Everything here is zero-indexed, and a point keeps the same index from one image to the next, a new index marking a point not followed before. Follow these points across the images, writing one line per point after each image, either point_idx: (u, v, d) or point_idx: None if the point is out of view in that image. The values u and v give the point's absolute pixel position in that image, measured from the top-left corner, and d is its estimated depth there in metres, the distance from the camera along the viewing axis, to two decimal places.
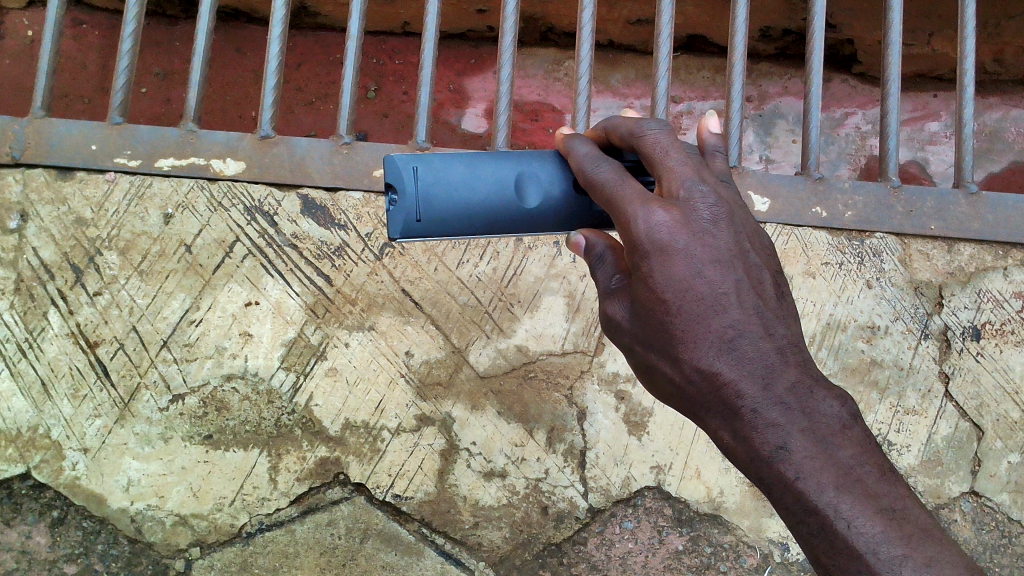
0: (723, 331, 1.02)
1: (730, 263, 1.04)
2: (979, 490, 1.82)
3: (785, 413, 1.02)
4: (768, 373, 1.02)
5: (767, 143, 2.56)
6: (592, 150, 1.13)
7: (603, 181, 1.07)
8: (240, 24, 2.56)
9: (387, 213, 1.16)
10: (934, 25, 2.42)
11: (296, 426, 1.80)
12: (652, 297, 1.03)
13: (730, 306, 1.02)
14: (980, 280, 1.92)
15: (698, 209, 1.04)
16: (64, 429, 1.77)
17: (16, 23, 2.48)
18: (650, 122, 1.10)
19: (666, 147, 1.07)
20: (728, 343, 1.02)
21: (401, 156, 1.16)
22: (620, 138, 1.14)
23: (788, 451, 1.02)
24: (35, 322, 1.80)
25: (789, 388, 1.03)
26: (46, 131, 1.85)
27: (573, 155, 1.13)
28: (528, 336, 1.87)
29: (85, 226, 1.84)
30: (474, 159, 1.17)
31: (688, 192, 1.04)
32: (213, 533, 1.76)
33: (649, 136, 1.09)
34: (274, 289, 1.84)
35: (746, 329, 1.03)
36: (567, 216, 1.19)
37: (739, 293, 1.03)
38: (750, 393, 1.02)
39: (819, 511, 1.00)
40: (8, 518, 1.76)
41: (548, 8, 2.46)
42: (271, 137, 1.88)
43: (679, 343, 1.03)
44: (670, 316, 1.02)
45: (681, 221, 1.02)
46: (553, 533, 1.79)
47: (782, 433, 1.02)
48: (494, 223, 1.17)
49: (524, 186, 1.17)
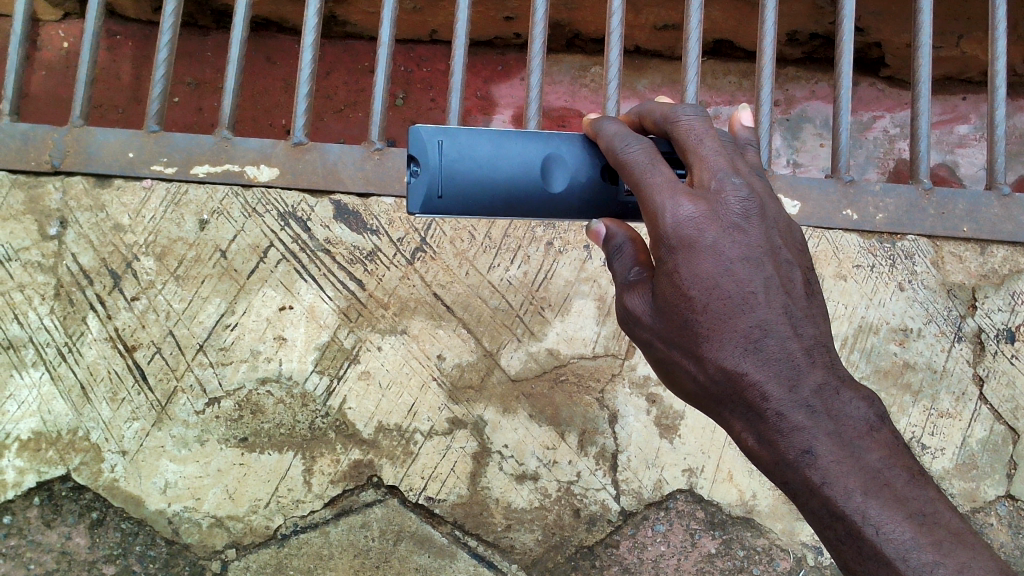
0: (749, 330, 1.03)
1: (759, 261, 1.05)
2: (1014, 493, 1.81)
3: (811, 417, 1.03)
4: (794, 376, 1.03)
5: (794, 147, 2.56)
6: (622, 128, 1.14)
7: (632, 162, 1.08)
8: (271, 33, 2.59)
9: (409, 186, 1.18)
10: (963, 27, 2.41)
11: (330, 429, 1.81)
12: (676, 292, 1.04)
13: (758, 305, 1.03)
14: (1014, 282, 1.91)
15: (729, 202, 1.05)
16: (103, 432, 1.80)
17: (52, 35, 2.53)
18: (685, 108, 1.12)
19: (699, 134, 1.09)
20: (754, 343, 1.03)
21: (428, 128, 1.17)
22: (653, 124, 1.15)
23: (813, 456, 1.02)
24: (75, 327, 1.83)
25: (814, 390, 1.03)
26: (85, 140, 1.88)
27: (603, 133, 1.14)
28: (559, 340, 1.87)
29: (122, 232, 1.87)
30: (502, 136, 1.18)
31: (719, 182, 1.05)
32: (249, 535, 1.78)
33: (683, 122, 1.10)
34: (308, 293, 1.86)
35: (772, 329, 1.03)
36: (589, 202, 1.20)
37: (768, 292, 1.04)
38: (775, 395, 1.02)
39: (847, 517, 1.00)
40: (48, 519, 1.79)
41: (574, 15, 2.48)
42: (304, 144, 1.91)
43: (703, 341, 1.04)
44: (696, 313, 1.03)
45: (710, 215, 1.03)
46: (586, 536, 1.80)
47: (807, 437, 1.02)
48: (515, 204, 1.18)
49: (549, 167, 1.18)
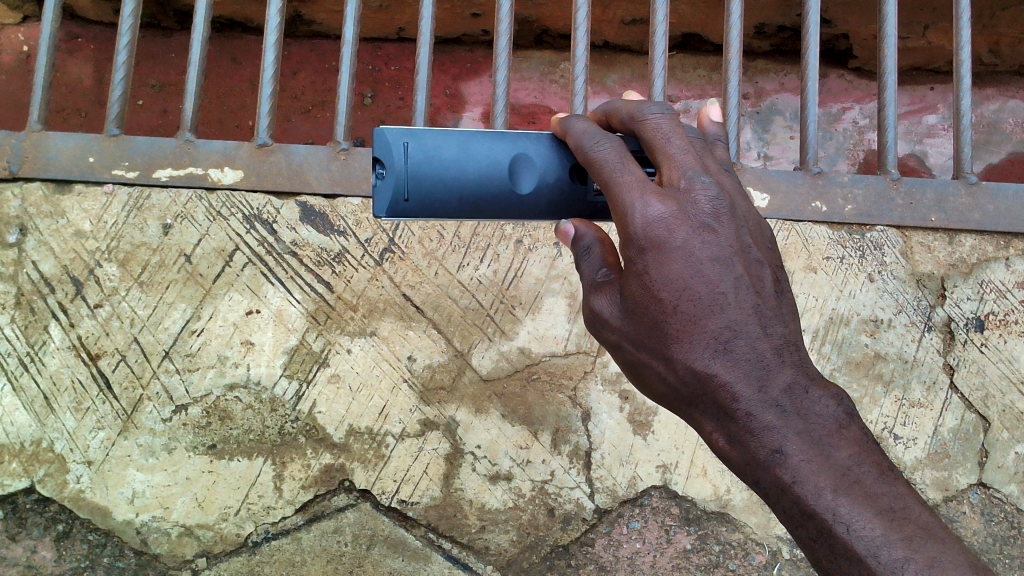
0: (718, 331, 1.02)
1: (729, 261, 1.04)
2: (986, 481, 1.81)
3: (781, 416, 1.02)
4: (763, 376, 1.02)
5: (765, 139, 2.56)
6: (591, 126, 1.12)
7: (602, 160, 1.06)
8: (236, 33, 2.56)
9: (374, 189, 1.15)
10: (929, 17, 2.42)
11: (300, 433, 1.79)
12: (646, 293, 1.03)
13: (727, 306, 1.02)
14: (982, 271, 1.90)
15: (699, 201, 1.03)
16: (68, 443, 1.77)
17: (11, 38, 2.48)
18: (651, 106, 1.10)
19: (667, 133, 1.07)
20: (723, 344, 1.02)
21: (393, 129, 1.15)
22: (620, 122, 1.13)
23: (783, 455, 1.01)
24: (37, 336, 1.80)
25: (784, 389, 1.03)
26: (43, 144, 1.84)
27: (572, 131, 1.12)
28: (530, 338, 1.86)
29: (84, 238, 1.84)
30: (469, 136, 1.16)
31: (688, 182, 1.04)
32: (220, 543, 1.76)
33: (650, 120, 1.09)
34: (275, 297, 1.84)
35: (742, 330, 1.02)
36: (559, 202, 1.19)
37: (737, 292, 1.03)
38: (745, 395, 1.02)
39: (817, 516, 0.99)
40: (13, 533, 1.76)
41: (542, 11, 2.46)
42: (268, 145, 1.87)
43: (673, 343, 1.03)
44: (666, 315, 1.02)
45: (679, 215, 1.02)
46: (561, 535, 1.79)
47: (777, 437, 1.01)
48: (483, 206, 1.16)
49: (517, 168, 1.16)
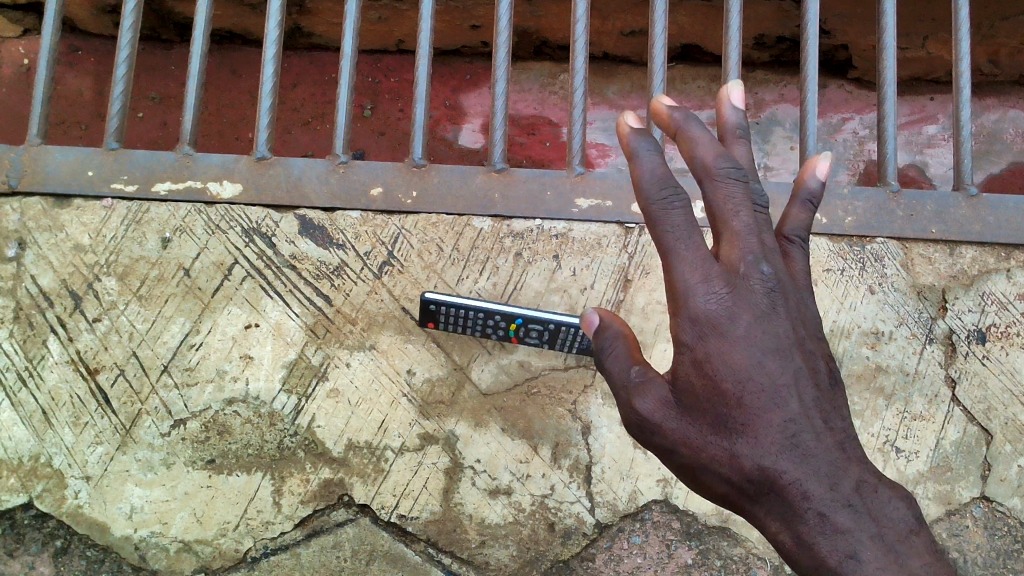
0: (783, 426, 0.98)
1: (789, 352, 1.02)
2: (989, 495, 1.80)
3: (853, 517, 0.96)
4: (834, 474, 0.97)
5: (765, 150, 2.56)
6: (661, 165, 1.05)
7: (670, 226, 1.03)
8: (235, 46, 2.56)
9: None
10: (928, 28, 2.42)
11: (299, 448, 1.78)
12: (708, 386, 1.02)
13: (790, 399, 0.99)
14: (983, 283, 1.89)
15: (755, 288, 1.03)
16: (66, 458, 1.76)
17: (12, 51, 2.48)
18: (726, 165, 1.05)
19: (736, 203, 1.04)
20: (790, 440, 0.98)
21: None
22: (687, 160, 1.08)
23: (858, 562, 0.94)
24: (35, 350, 1.80)
25: (855, 488, 0.97)
26: (42, 158, 1.87)
27: (637, 160, 1.05)
28: (530, 351, 1.84)
29: (84, 252, 1.85)
30: None
31: (747, 267, 1.03)
32: (218, 559, 1.75)
33: (721, 187, 1.04)
34: (274, 310, 1.84)
35: (807, 424, 0.99)
36: None
37: (799, 385, 1.01)
38: (817, 494, 0.96)
39: None
40: (11, 548, 1.75)
41: (541, 22, 2.46)
42: (267, 159, 1.89)
43: (738, 438, 1.00)
44: (730, 409, 1.00)
45: (738, 303, 1.01)
46: (561, 550, 1.77)
47: (852, 540, 0.95)
48: None
49: None
